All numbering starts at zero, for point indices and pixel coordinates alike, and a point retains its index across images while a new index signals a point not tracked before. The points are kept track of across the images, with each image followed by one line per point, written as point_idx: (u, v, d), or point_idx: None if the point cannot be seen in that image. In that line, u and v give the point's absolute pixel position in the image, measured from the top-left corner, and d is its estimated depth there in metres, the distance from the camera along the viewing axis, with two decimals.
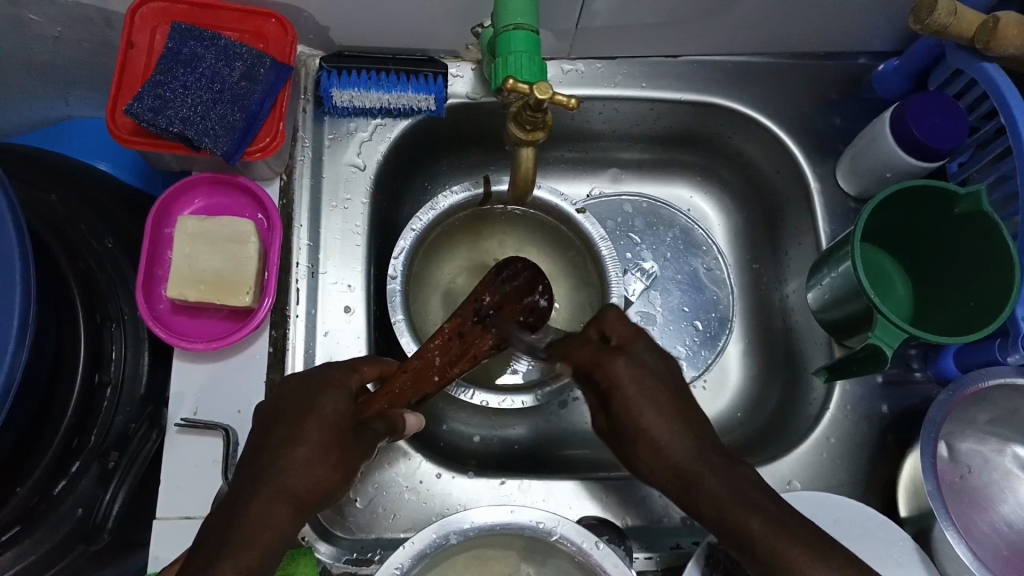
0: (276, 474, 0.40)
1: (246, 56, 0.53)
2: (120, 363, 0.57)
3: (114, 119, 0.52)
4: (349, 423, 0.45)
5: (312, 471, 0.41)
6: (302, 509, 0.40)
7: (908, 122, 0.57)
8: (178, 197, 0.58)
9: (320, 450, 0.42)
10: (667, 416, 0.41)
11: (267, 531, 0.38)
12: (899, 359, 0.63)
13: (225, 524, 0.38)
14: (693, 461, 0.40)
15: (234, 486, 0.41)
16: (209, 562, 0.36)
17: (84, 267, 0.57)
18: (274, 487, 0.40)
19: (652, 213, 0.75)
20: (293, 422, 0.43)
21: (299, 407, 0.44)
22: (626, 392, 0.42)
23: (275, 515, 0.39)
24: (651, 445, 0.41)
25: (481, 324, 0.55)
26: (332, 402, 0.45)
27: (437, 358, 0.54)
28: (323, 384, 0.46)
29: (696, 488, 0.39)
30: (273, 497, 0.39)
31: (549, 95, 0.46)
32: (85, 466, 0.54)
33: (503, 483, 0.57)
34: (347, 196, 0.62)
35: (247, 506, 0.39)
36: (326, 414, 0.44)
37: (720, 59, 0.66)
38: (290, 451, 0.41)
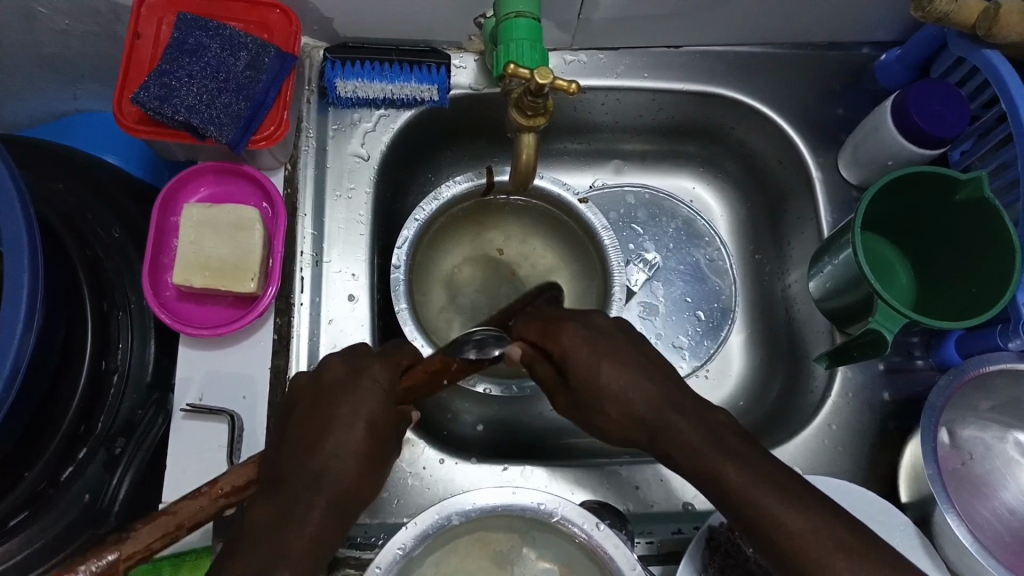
0: (324, 480, 0.40)
1: (251, 46, 0.54)
2: (126, 352, 0.58)
3: (121, 108, 0.53)
4: (388, 424, 0.44)
5: (357, 477, 0.42)
6: (348, 515, 0.41)
7: (909, 109, 0.57)
8: (183, 186, 0.58)
9: (365, 456, 0.42)
10: (624, 368, 0.45)
11: (316, 539, 0.39)
12: (901, 346, 0.63)
13: (278, 528, 0.38)
14: (665, 411, 0.43)
15: (274, 487, 0.41)
16: (266, 568, 0.36)
17: (91, 256, 0.58)
18: (323, 494, 0.40)
19: (655, 204, 0.75)
20: (326, 426, 0.43)
21: (338, 403, 0.43)
22: (581, 357, 0.46)
23: (323, 522, 0.39)
24: (617, 400, 0.44)
25: (505, 337, 0.50)
26: (375, 404, 0.44)
27: (450, 363, 0.49)
28: (362, 382, 0.44)
29: (669, 433, 0.42)
30: (322, 506, 0.40)
31: (550, 80, 0.47)
32: (93, 451, 0.55)
33: (506, 468, 0.58)
34: (351, 185, 0.63)
35: (300, 514, 0.39)
36: (370, 417, 0.43)
37: (721, 49, 0.66)
38: (336, 457, 0.41)
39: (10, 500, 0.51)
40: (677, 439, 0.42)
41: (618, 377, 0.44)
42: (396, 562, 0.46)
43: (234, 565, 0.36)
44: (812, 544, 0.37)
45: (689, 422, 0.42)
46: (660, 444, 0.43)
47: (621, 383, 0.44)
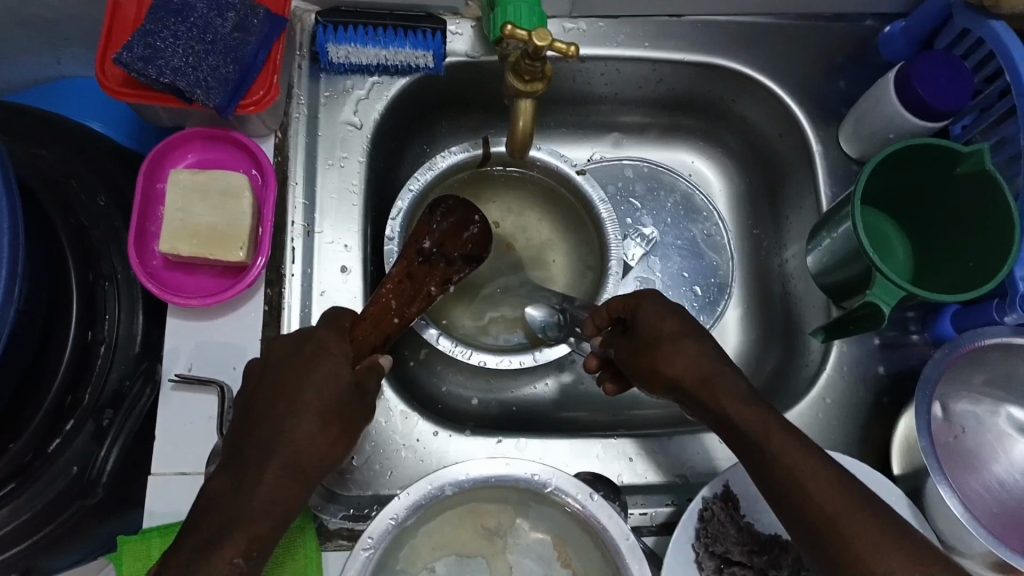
0: (280, 447, 0.42)
1: (239, 7, 0.52)
2: (114, 321, 0.57)
3: (103, 70, 0.52)
4: (347, 393, 0.45)
5: (317, 444, 0.43)
6: (308, 480, 0.42)
7: (913, 80, 0.56)
8: (169, 151, 0.57)
9: (325, 423, 0.43)
10: (686, 325, 0.47)
11: (274, 504, 0.40)
12: (897, 321, 0.63)
13: (234, 494, 0.40)
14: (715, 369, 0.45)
15: (234, 455, 0.42)
16: (220, 533, 0.38)
17: (76, 224, 0.56)
18: (280, 460, 0.41)
19: (653, 178, 0.74)
20: (287, 395, 0.44)
21: (297, 371, 0.44)
22: (651, 311, 0.48)
23: (282, 488, 0.41)
24: (685, 356, 0.45)
25: (427, 262, 0.56)
26: (330, 373, 0.45)
27: (394, 301, 0.54)
28: (318, 354, 0.46)
29: (713, 385, 0.44)
30: (280, 472, 0.41)
31: (548, 42, 0.46)
32: (81, 422, 0.54)
33: (500, 441, 0.58)
34: (343, 154, 0.61)
35: (256, 480, 0.40)
36: (328, 386, 0.44)
37: (723, 19, 0.65)
38: (293, 424, 0.42)
39: None
40: (725, 391, 0.44)
41: (674, 325, 0.47)
42: (388, 531, 0.45)
43: (194, 531, 0.39)
44: (835, 501, 0.38)
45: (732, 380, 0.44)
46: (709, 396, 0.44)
47: (681, 342, 0.46)
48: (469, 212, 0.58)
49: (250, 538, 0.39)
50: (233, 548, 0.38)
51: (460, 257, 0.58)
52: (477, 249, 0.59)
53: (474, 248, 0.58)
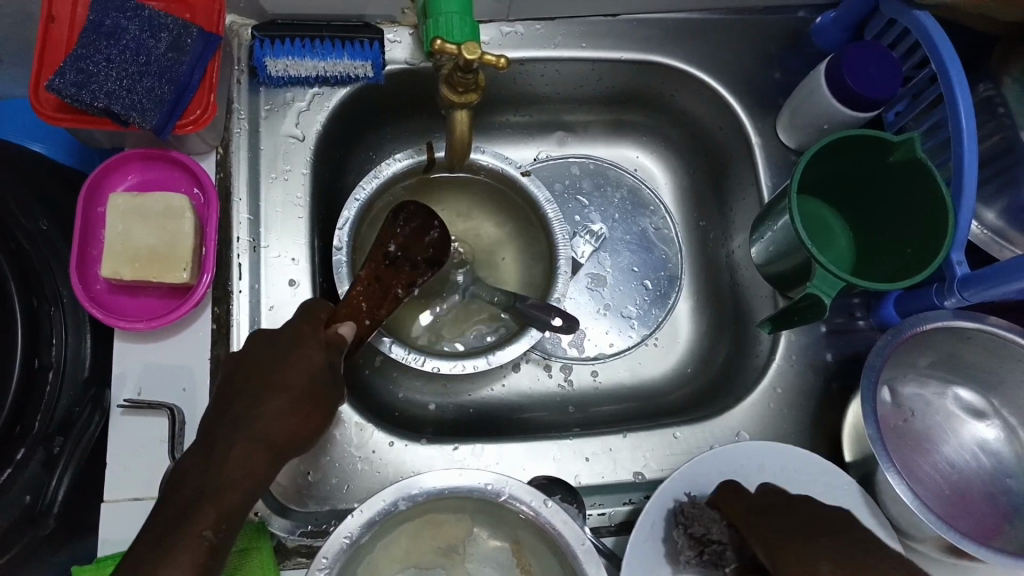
0: (252, 425, 0.43)
1: (172, 27, 0.52)
2: (60, 347, 0.57)
3: (37, 95, 0.51)
4: (321, 376, 0.47)
5: (285, 421, 0.44)
6: (277, 455, 0.44)
7: (843, 72, 0.57)
8: (108, 173, 0.56)
9: (298, 403, 0.45)
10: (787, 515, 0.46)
11: (244, 476, 0.42)
12: (843, 308, 0.64)
13: (206, 467, 0.41)
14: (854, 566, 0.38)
15: (207, 433, 0.44)
16: (192, 506, 0.39)
17: (16, 251, 0.56)
18: (250, 436, 0.43)
19: (600, 174, 0.75)
20: (263, 377, 0.46)
21: (271, 356, 0.47)
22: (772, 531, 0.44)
23: (252, 462, 0.42)
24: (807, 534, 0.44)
25: (393, 266, 0.53)
26: (304, 356, 0.47)
27: (364, 303, 0.52)
28: (292, 340, 0.48)
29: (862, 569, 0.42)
30: (249, 446, 0.43)
31: (478, 55, 0.46)
32: (31, 451, 0.54)
33: (456, 448, 0.58)
34: (286, 167, 0.61)
35: (225, 454, 0.42)
36: (302, 367, 0.46)
37: (659, 16, 0.66)
38: (265, 403, 0.44)
39: None
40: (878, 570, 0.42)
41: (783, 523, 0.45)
42: (343, 551, 0.46)
43: (165, 506, 0.40)
44: None
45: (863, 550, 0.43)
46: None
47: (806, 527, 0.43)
48: (429, 218, 0.54)
49: (219, 512, 0.40)
50: (202, 521, 0.39)
51: (425, 261, 0.55)
52: (440, 253, 0.55)
53: (437, 251, 0.55)
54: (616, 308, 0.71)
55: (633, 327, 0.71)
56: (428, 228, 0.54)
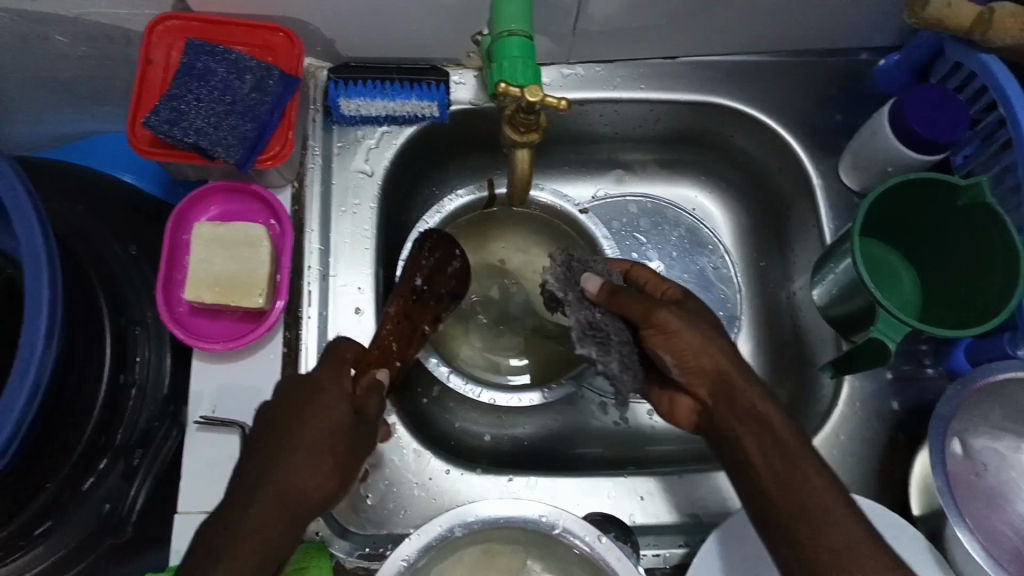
0: (272, 480, 0.42)
1: (256, 69, 0.56)
2: (144, 365, 0.61)
3: (134, 132, 0.56)
4: (344, 426, 0.46)
5: (306, 475, 0.43)
6: (298, 512, 0.43)
7: (907, 116, 0.57)
8: (195, 204, 0.60)
9: (324, 455, 0.44)
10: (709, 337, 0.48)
11: (263, 532, 0.41)
12: (909, 353, 0.63)
13: (225, 522, 0.41)
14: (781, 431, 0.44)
15: (229, 487, 0.43)
16: (210, 564, 0.39)
17: (109, 275, 0.60)
18: (269, 491, 0.42)
19: (658, 213, 0.75)
20: (285, 428, 0.45)
21: (297, 408, 0.46)
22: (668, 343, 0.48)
23: (270, 518, 0.41)
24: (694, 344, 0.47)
25: (420, 301, 0.56)
26: (327, 407, 0.46)
27: (395, 344, 0.54)
28: (316, 389, 0.46)
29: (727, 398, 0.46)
30: (269, 501, 0.42)
31: (539, 97, 0.48)
32: (112, 462, 0.58)
33: (511, 479, 0.59)
34: (356, 201, 0.64)
35: (246, 510, 0.41)
36: (327, 420, 0.45)
37: (717, 59, 0.67)
38: (285, 458, 0.43)
39: (34, 511, 0.55)
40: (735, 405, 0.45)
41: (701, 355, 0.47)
42: (400, 573, 0.47)
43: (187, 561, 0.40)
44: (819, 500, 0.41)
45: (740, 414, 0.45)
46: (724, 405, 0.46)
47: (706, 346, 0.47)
48: (451, 247, 0.60)
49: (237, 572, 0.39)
50: None
51: (447, 295, 0.59)
52: (462, 284, 0.60)
53: (459, 283, 0.60)
54: None
55: None
56: (453, 259, 0.59)
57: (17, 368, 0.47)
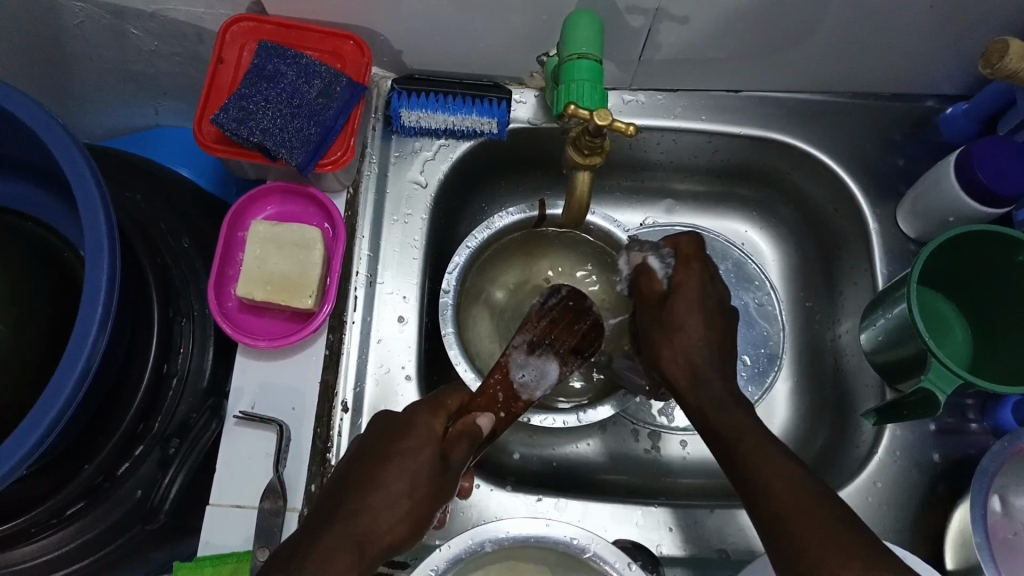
0: (347, 518, 0.41)
1: (325, 75, 0.57)
2: (187, 356, 0.61)
3: (200, 127, 0.56)
4: (431, 469, 0.44)
5: (386, 518, 0.41)
6: (366, 556, 0.40)
7: (974, 165, 0.56)
8: (251, 202, 0.61)
9: (401, 500, 0.42)
10: (711, 333, 0.49)
11: (332, 567, 0.38)
12: (955, 407, 0.61)
13: (291, 558, 0.38)
14: (739, 416, 0.45)
15: (301, 528, 0.41)
16: None
17: (161, 264, 0.61)
18: (342, 528, 0.40)
19: (705, 246, 0.73)
20: (371, 466, 0.43)
21: (382, 451, 0.44)
22: (686, 298, 0.50)
23: (339, 554, 0.38)
24: (684, 342, 0.49)
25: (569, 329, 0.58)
26: (413, 449, 0.44)
27: (499, 394, 0.53)
28: (405, 428, 0.46)
29: (700, 385, 0.48)
30: (342, 537, 0.39)
31: (608, 121, 0.48)
32: (149, 449, 0.58)
33: (541, 499, 0.59)
34: (408, 211, 0.65)
35: (316, 543, 0.39)
36: (409, 465, 0.43)
37: (780, 95, 0.67)
38: (368, 497, 0.42)
39: (71, 491, 0.55)
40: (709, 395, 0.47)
41: (693, 355, 0.48)
42: None
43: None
44: (806, 504, 0.39)
45: (717, 391, 0.47)
46: (693, 396, 0.48)
47: (693, 351, 0.49)
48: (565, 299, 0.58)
49: None
50: None
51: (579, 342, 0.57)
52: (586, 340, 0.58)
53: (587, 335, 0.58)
54: None
55: None
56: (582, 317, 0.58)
57: (71, 349, 0.47)
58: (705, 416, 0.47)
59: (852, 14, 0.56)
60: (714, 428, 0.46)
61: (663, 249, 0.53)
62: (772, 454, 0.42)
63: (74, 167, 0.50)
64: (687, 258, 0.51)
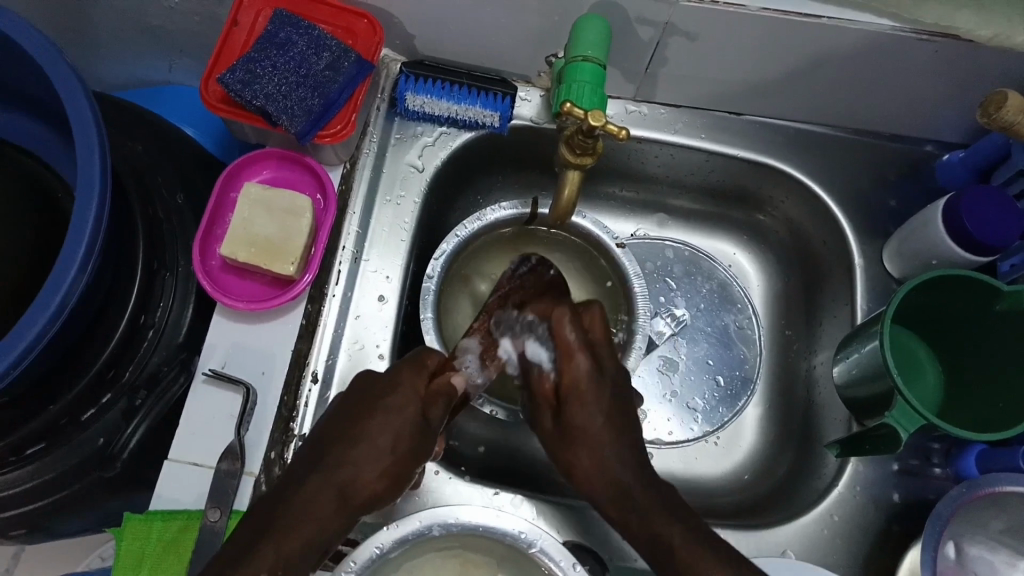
0: (330, 469, 0.44)
1: (334, 49, 0.57)
2: (166, 309, 0.61)
3: (206, 85, 0.57)
4: (409, 429, 0.46)
5: (367, 471, 0.45)
6: (346, 508, 0.44)
7: (961, 212, 0.57)
8: (247, 165, 0.62)
9: (383, 455, 0.45)
10: (614, 437, 0.47)
11: (306, 526, 0.42)
12: (919, 449, 0.61)
13: (275, 509, 0.43)
14: (658, 518, 0.45)
15: (294, 471, 0.45)
16: (252, 546, 0.41)
17: (152, 215, 0.62)
18: (324, 479, 0.44)
19: (693, 262, 0.75)
20: (356, 421, 0.46)
21: (366, 406, 0.47)
22: (577, 405, 0.47)
23: (321, 505, 0.43)
24: (592, 458, 0.46)
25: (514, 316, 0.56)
26: (394, 408, 0.47)
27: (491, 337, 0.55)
28: (387, 385, 0.48)
29: (624, 501, 0.46)
30: (322, 488, 0.44)
31: (600, 123, 0.49)
32: (116, 398, 0.59)
33: (497, 493, 0.59)
34: (402, 193, 0.65)
35: (298, 496, 0.43)
36: (391, 423, 0.46)
37: (782, 124, 0.68)
38: (353, 450, 0.45)
39: (32, 431, 0.56)
40: (627, 505, 0.46)
41: (592, 460, 0.46)
42: (371, 560, 0.47)
43: (242, 530, 0.43)
44: None
45: (649, 503, 0.45)
46: (618, 513, 0.46)
47: (606, 462, 0.46)
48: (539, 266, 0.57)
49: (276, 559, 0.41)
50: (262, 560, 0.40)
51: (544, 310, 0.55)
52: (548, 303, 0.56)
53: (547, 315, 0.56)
54: (682, 398, 0.70)
55: (696, 421, 0.69)
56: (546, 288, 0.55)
57: (50, 285, 0.48)
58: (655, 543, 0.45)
59: (857, 47, 0.56)
60: (637, 533, 0.46)
61: (539, 325, 0.50)
62: (706, 556, 0.43)
63: (75, 110, 0.50)
64: (587, 301, 0.49)
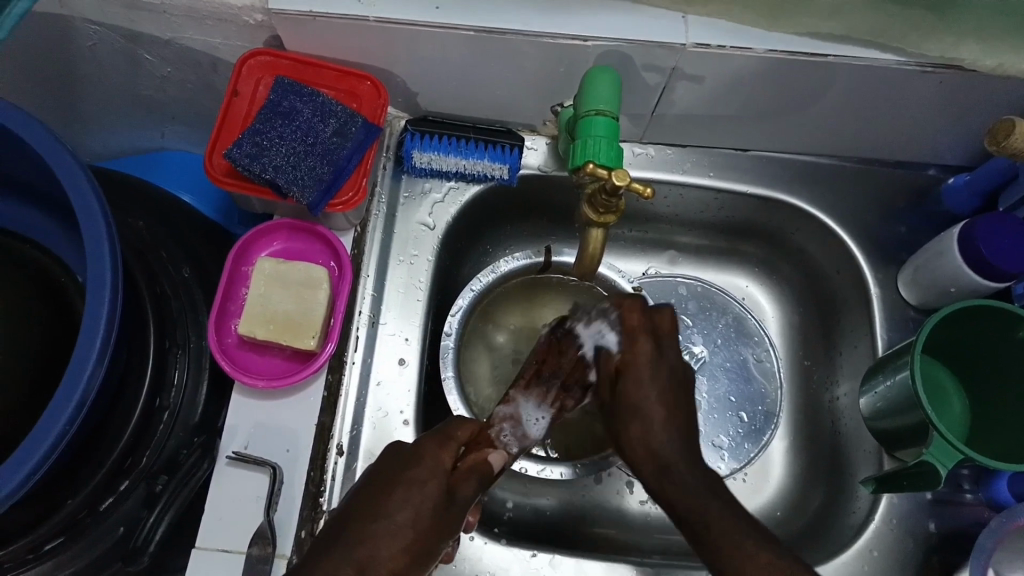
0: (355, 539, 0.39)
1: (340, 115, 0.56)
2: (179, 389, 0.60)
3: (210, 159, 0.56)
4: (432, 507, 0.41)
5: (392, 548, 0.39)
6: None
7: (977, 240, 0.57)
8: (258, 237, 0.60)
9: (405, 530, 0.40)
10: (673, 417, 0.43)
11: None
12: (950, 477, 0.61)
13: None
14: (715, 508, 0.40)
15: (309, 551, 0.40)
16: None
17: (160, 293, 0.60)
18: (344, 555, 0.39)
19: (706, 298, 0.75)
20: (381, 492, 0.42)
21: (390, 479, 0.43)
22: (636, 376, 0.44)
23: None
24: (643, 433, 0.43)
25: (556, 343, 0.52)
26: (421, 480, 0.42)
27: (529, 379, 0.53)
28: (415, 453, 0.44)
29: (675, 490, 0.41)
30: (342, 561, 0.38)
31: (626, 182, 0.48)
32: (134, 485, 0.57)
33: (535, 555, 0.58)
34: (414, 252, 0.65)
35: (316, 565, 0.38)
36: (413, 497, 0.41)
37: (787, 157, 0.68)
38: (377, 525, 0.40)
39: (47, 528, 0.54)
40: (689, 496, 0.41)
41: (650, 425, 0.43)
42: None
43: None
44: None
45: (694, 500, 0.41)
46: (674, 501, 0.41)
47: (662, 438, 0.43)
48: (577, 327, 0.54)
49: None
50: None
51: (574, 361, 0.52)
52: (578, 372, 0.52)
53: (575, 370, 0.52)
54: (707, 436, 0.70)
55: (723, 459, 0.69)
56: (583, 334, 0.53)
57: (67, 383, 0.45)
58: (696, 522, 0.40)
59: (863, 85, 0.57)
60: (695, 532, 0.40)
61: (613, 312, 0.49)
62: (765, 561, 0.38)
63: (78, 197, 0.48)
64: (634, 331, 0.46)
